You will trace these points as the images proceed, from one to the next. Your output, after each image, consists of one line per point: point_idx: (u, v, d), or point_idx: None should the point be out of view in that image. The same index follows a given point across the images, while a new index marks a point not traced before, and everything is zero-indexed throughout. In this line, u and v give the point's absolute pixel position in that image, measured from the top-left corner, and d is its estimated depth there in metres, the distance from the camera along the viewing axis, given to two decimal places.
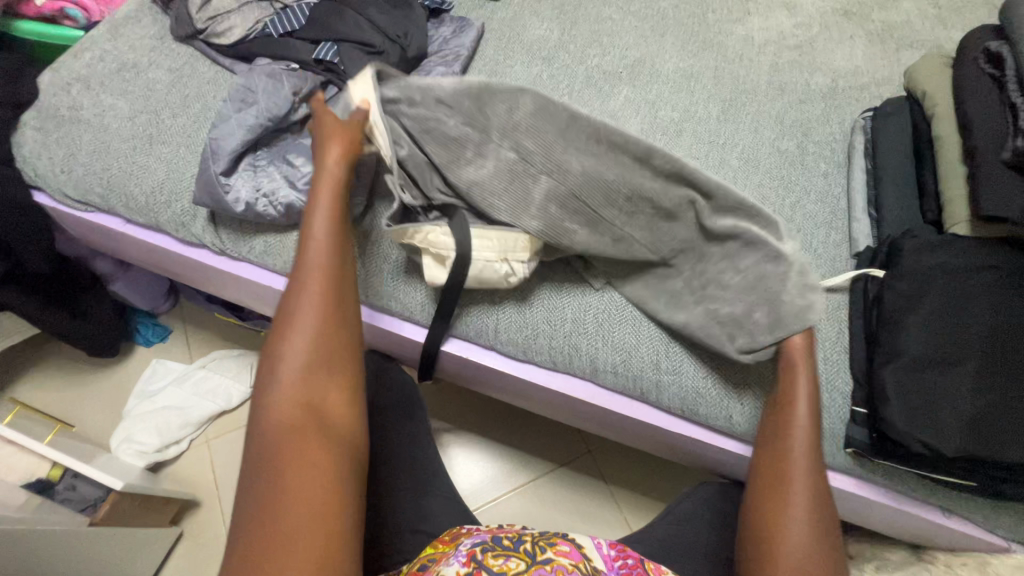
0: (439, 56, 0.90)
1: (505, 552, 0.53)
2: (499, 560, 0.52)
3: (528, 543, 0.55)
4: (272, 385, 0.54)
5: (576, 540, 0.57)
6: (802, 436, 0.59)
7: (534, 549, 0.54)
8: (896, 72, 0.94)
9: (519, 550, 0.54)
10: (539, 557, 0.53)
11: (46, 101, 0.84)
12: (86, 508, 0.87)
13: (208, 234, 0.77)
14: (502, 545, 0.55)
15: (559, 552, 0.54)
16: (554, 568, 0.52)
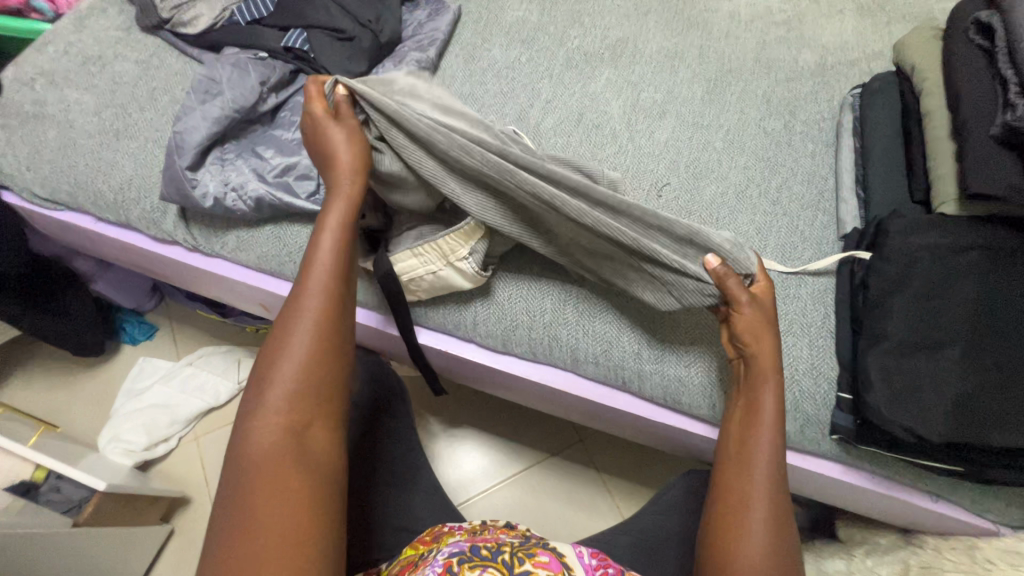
0: (414, 41, 0.87)
1: (483, 562, 0.51)
2: (475, 571, 0.50)
3: (507, 554, 0.52)
4: (266, 394, 0.53)
5: (557, 550, 0.55)
6: (767, 434, 0.57)
7: (513, 560, 0.51)
8: (887, 47, 0.91)
9: (496, 561, 0.51)
10: (516, 569, 0.50)
11: (10, 97, 0.81)
12: (70, 509, 0.86)
13: (179, 230, 0.76)
14: (480, 555, 0.52)
15: (537, 563, 0.51)
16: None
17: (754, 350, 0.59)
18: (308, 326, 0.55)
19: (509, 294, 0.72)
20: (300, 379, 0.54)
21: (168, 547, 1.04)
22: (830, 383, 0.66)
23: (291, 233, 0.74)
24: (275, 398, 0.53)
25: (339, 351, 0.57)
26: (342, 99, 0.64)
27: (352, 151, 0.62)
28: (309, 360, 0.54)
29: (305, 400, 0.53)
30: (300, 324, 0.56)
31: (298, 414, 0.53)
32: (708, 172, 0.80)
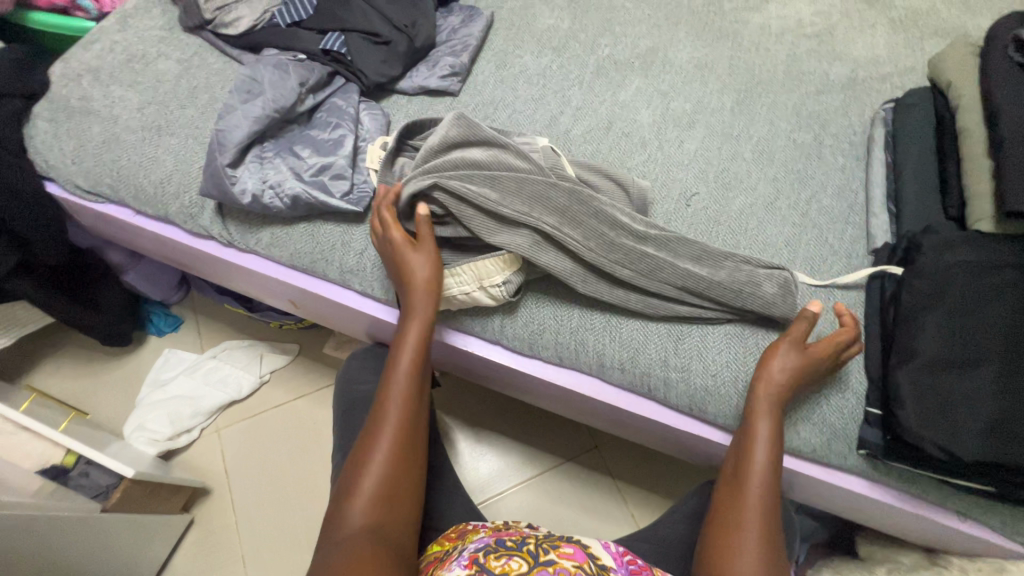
0: (448, 46, 0.88)
1: (508, 552, 0.52)
2: (501, 560, 0.51)
3: (532, 544, 0.53)
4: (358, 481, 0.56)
5: (582, 541, 0.55)
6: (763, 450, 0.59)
7: (537, 551, 0.52)
8: (920, 62, 0.91)
9: (522, 551, 0.52)
10: (541, 558, 0.51)
11: (57, 92, 0.84)
12: (98, 496, 0.88)
13: (215, 225, 0.77)
14: (505, 547, 0.53)
15: (562, 554, 0.51)
16: (557, 571, 0.49)
17: (767, 381, 0.61)
18: (395, 419, 0.60)
19: (536, 298, 0.73)
20: (383, 486, 0.56)
21: (187, 536, 1.06)
22: (858, 398, 0.65)
23: (324, 231, 0.75)
24: (366, 483, 0.56)
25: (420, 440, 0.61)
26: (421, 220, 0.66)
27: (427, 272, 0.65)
28: (394, 471, 0.57)
29: (385, 505, 0.55)
30: (381, 436, 0.59)
31: (380, 516, 0.55)
32: (736, 183, 0.80)
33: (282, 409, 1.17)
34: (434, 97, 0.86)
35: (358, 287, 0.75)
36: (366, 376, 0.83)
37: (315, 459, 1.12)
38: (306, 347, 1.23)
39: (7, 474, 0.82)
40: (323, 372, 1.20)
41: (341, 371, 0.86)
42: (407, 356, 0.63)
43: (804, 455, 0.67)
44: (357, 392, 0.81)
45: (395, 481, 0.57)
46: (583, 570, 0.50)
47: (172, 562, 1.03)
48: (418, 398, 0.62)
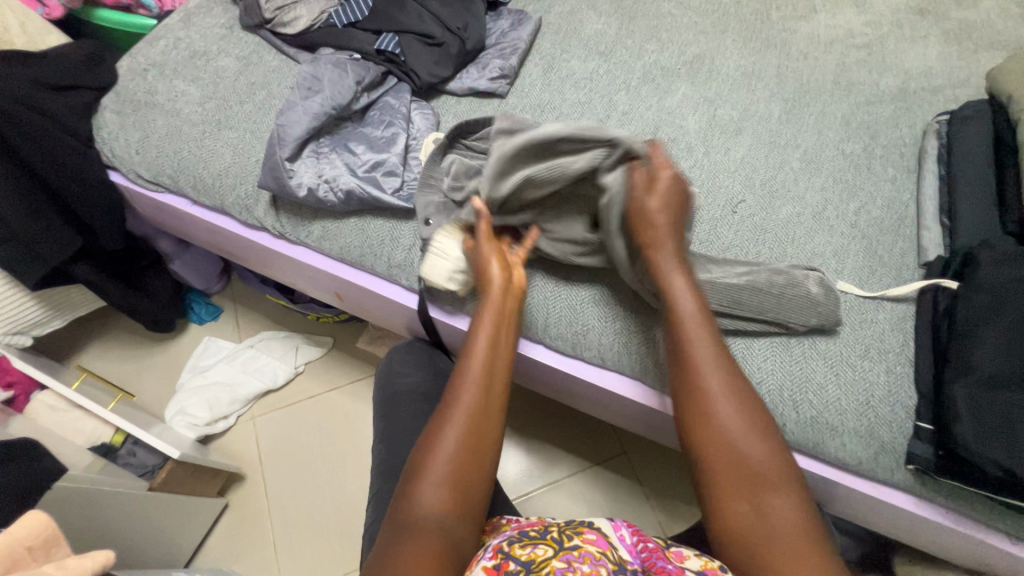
0: (497, 49, 0.90)
1: (532, 540, 0.50)
2: (526, 548, 0.49)
3: (555, 530, 0.51)
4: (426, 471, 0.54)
5: (600, 528, 0.53)
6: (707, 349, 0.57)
7: (561, 536, 0.51)
8: (975, 74, 0.89)
9: (546, 538, 0.50)
10: (566, 544, 0.49)
11: (124, 85, 0.88)
12: (147, 473, 0.94)
13: (269, 217, 0.80)
14: (528, 535, 0.51)
15: (585, 539, 0.50)
16: (580, 554, 0.48)
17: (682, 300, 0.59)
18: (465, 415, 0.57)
19: (582, 298, 0.73)
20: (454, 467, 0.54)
21: (221, 519, 1.08)
22: (907, 412, 0.64)
23: (374, 227, 0.77)
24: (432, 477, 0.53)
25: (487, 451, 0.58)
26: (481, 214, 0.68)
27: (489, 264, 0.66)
28: (463, 448, 0.55)
29: (459, 495, 0.53)
30: (454, 417, 0.57)
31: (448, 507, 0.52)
32: (784, 191, 0.80)
33: (315, 400, 1.19)
34: (482, 98, 0.88)
35: (404, 282, 0.77)
36: (406, 370, 0.84)
37: (346, 451, 1.14)
38: (340, 340, 1.25)
39: (62, 448, 0.86)
40: (356, 365, 1.22)
41: (381, 364, 0.88)
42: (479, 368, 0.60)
43: (848, 468, 0.66)
44: (398, 385, 0.82)
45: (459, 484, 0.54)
46: (607, 556, 0.48)
47: (207, 545, 1.06)
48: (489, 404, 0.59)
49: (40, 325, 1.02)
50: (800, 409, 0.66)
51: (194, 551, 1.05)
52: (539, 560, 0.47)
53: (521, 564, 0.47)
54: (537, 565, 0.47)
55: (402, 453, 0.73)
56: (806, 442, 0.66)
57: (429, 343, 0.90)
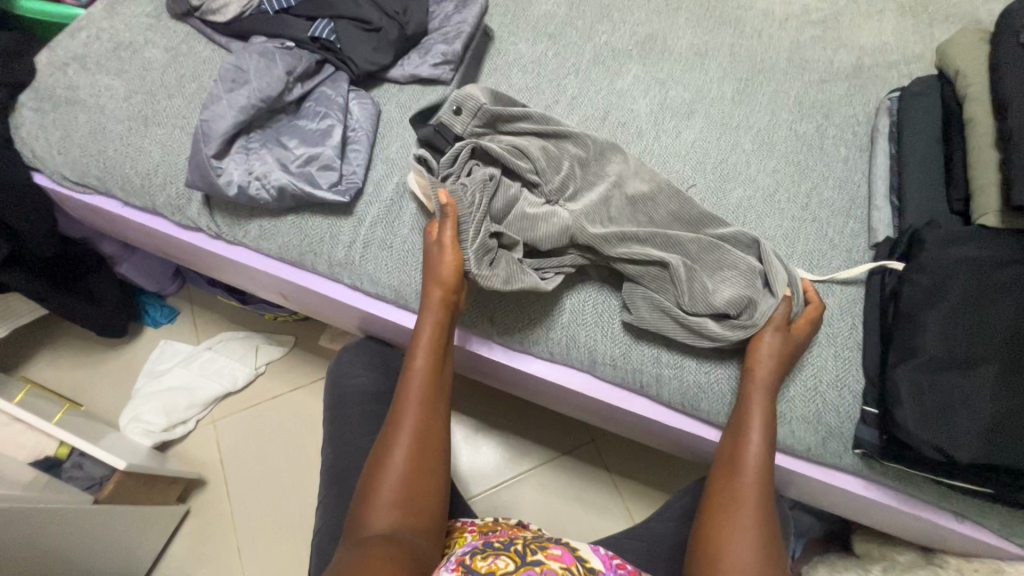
0: (440, 34, 0.85)
1: (495, 552, 0.51)
2: (487, 560, 0.50)
3: (519, 544, 0.52)
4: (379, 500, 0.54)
5: (570, 543, 0.54)
6: (758, 431, 0.59)
7: (525, 550, 0.51)
8: (929, 49, 0.88)
9: (509, 550, 0.51)
10: (528, 558, 0.50)
11: (43, 81, 0.83)
12: (92, 487, 0.89)
13: (203, 218, 0.76)
14: (491, 547, 0.52)
15: (549, 555, 0.51)
16: (543, 570, 0.49)
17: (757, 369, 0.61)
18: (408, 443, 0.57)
19: (529, 292, 0.71)
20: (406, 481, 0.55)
21: (183, 526, 1.06)
22: (854, 396, 0.64)
23: (312, 224, 0.74)
24: (382, 511, 0.53)
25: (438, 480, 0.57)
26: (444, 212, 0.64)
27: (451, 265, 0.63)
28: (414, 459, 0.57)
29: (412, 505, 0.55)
30: (403, 430, 0.58)
31: (403, 518, 0.54)
32: (735, 175, 0.78)
33: (277, 401, 1.17)
34: (426, 85, 0.84)
35: (347, 281, 0.74)
36: (356, 370, 0.82)
37: (311, 452, 1.12)
38: (301, 339, 1.22)
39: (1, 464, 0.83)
40: (319, 364, 1.20)
41: (331, 364, 0.86)
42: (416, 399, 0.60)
43: (798, 453, 0.66)
44: (348, 386, 0.80)
45: (412, 516, 0.54)
46: (570, 571, 0.50)
47: (169, 553, 1.04)
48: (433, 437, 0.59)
49: None
50: None
51: (156, 559, 1.03)
52: (499, 573, 0.48)
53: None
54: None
55: (350, 457, 0.72)
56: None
57: (382, 341, 0.88)
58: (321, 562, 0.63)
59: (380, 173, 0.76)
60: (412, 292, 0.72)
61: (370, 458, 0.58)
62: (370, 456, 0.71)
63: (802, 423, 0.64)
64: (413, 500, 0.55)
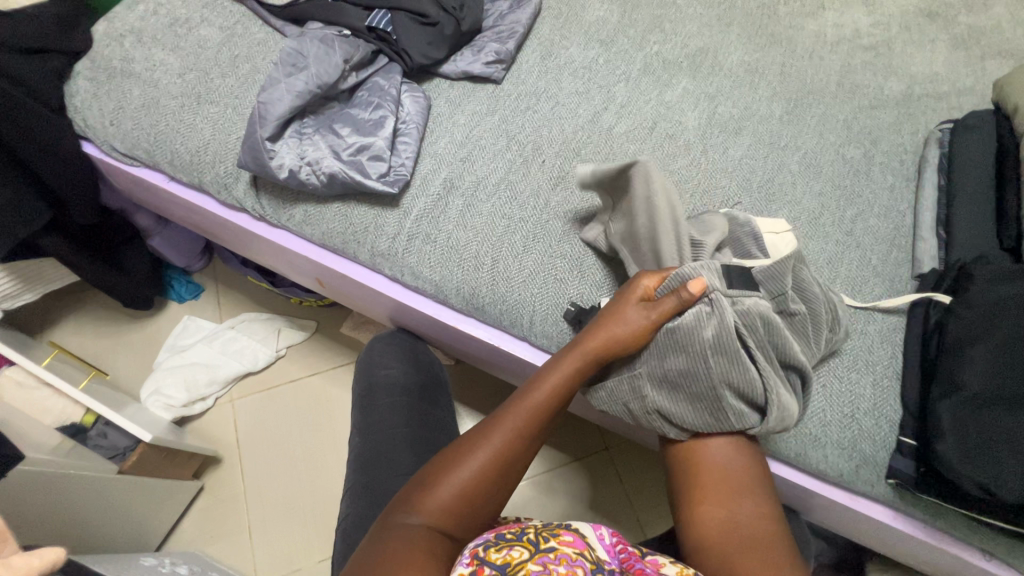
0: (494, 32, 0.87)
1: (508, 542, 0.47)
2: (502, 553, 0.45)
3: (531, 532, 0.48)
4: (435, 494, 0.52)
5: (579, 529, 0.50)
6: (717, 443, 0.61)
7: (537, 538, 0.47)
8: (980, 82, 0.87)
9: (522, 539, 0.47)
10: (542, 546, 0.46)
11: (99, 52, 0.84)
12: (115, 457, 0.92)
13: (249, 198, 0.77)
14: (504, 537, 0.47)
15: (562, 541, 0.47)
16: (558, 557, 0.45)
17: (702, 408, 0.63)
18: (483, 459, 0.54)
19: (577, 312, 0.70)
20: (471, 489, 0.53)
21: (197, 502, 1.07)
22: (891, 426, 0.64)
23: (358, 213, 0.75)
24: (432, 510, 0.51)
25: (488, 499, 0.54)
26: (681, 295, 0.57)
27: (633, 337, 0.58)
28: (488, 472, 0.54)
29: (465, 512, 0.52)
30: (491, 442, 0.55)
31: (455, 525, 0.52)
32: (781, 195, 0.78)
33: (296, 384, 1.17)
34: (476, 83, 0.84)
35: (387, 272, 0.75)
36: (388, 361, 0.83)
37: (327, 438, 1.12)
38: (323, 324, 1.22)
39: (28, 428, 0.83)
40: (340, 351, 1.20)
41: (363, 353, 0.87)
42: (512, 428, 0.56)
43: (829, 479, 0.66)
44: (379, 376, 0.81)
45: (458, 522, 0.52)
46: (584, 557, 0.46)
47: (180, 527, 1.04)
48: (507, 474, 0.55)
49: (10, 299, 0.97)
50: None
51: (166, 534, 1.03)
52: (515, 565, 0.44)
53: (497, 569, 0.44)
54: (513, 571, 0.44)
55: (379, 445, 0.72)
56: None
57: (414, 336, 0.90)
58: (345, 552, 0.63)
59: (429, 167, 0.77)
60: (453, 288, 0.72)
61: (438, 461, 0.56)
62: (399, 447, 0.71)
63: (834, 453, 0.64)
64: (466, 512, 0.52)
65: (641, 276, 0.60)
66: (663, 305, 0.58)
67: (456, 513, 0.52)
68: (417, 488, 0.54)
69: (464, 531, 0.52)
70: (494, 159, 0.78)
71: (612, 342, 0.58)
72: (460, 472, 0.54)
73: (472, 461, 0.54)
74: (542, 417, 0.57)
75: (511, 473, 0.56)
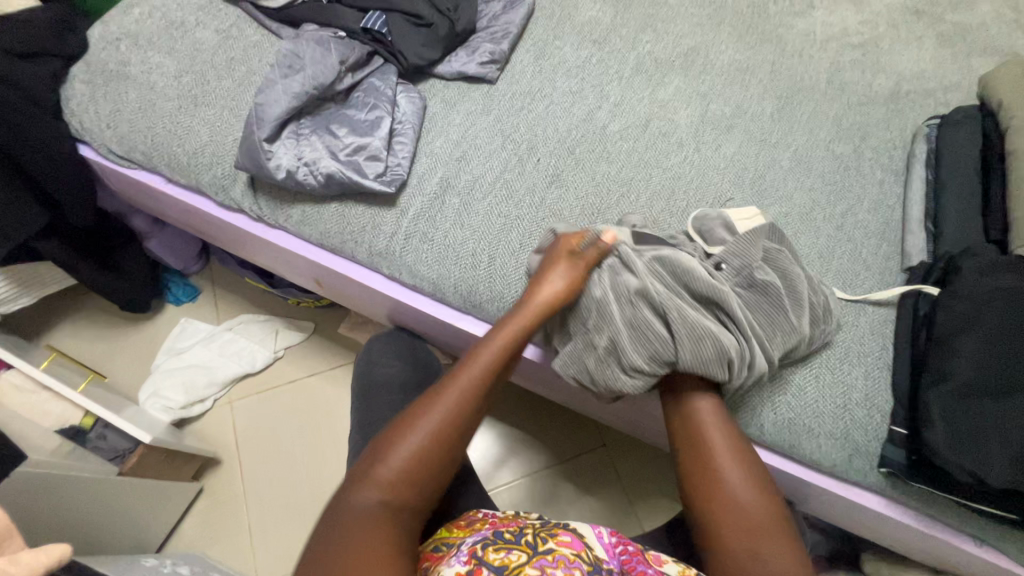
0: (488, 33, 0.87)
1: (506, 544, 0.48)
2: (500, 553, 0.47)
3: (529, 534, 0.49)
4: (388, 460, 0.54)
5: (578, 530, 0.51)
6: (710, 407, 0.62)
7: (535, 540, 0.48)
8: (966, 79, 0.89)
9: (520, 542, 0.48)
10: (540, 549, 0.47)
11: (95, 55, 0.84)
12: (116, 458, 0.92)
13: (247, 199, 0.77)
14: (502, 538, 0.49)
15: (560, 542, 0.48)
16: (555, 560, 0.46)
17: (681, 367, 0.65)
18: (434, 416, 0.56)
19: None
20: (424, 449, 0.55)
21: (196, 503, 1.07)
22: (883, 416, 0.65)
23: (356, 212, 0.75)
24: (386, 477, 0.53)
25: (443, 454, 0.55)
26: (599, 247, 0.65)
27: (563, 291, 0.62)
28: (441, 429, 0.56)
29: (421, 475, 0.54)
30: (442, 402, 0.57)
31: (410, 489, 0.53)
32: (773, 191, 0.79)
33: (294, 385, 1.18)
34: (471, 83, 0.85)
35: (385, 271, 0.75)
36: (388, 360, 0.84)
37: (326, 438, 1.13)
38: (321, 325, 1.23)
39: (28, 431, 0.83)
40: (338, 351, 1.21)
41: (361, 352, 0.88)
42: (461, 385, 0.58)
43: (823, 469, 0.67)
44: (378, 375, 0.82)
45: (412, 486, 0.53)
46: (582, 558, 0.47)
47: (180, 528, 1.04)
48: (460, 427, 0.57)
49: (7, 303, 0.97)
50: (778, 411, 0.66)
51: (166, 536, 1.03)
52: (512, 567, 0.45)
53: (493, 569, 0.45)
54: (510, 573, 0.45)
55: None
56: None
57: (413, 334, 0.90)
58: None
59: (425, 166, 0.78)
60: (450, 287, 0.73)
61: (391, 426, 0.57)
62: None
63: (827, 443, 0.65)
64: (420, 475, 0.54)
65: (563, 236, 0.66)
66: (588, 259, 0.64)
67: (410, 477, 0.53)
68: (371, 458, 0.55)
69: (420, 497, 0.54)
70: (490, 158, 0.79)
71: (547, 295, 0.62)
72: (413, 434, 0.55)
73: (423, 420, 0.56)
74: (489, 369, 0.59)
75: (464, 429, 0.57)
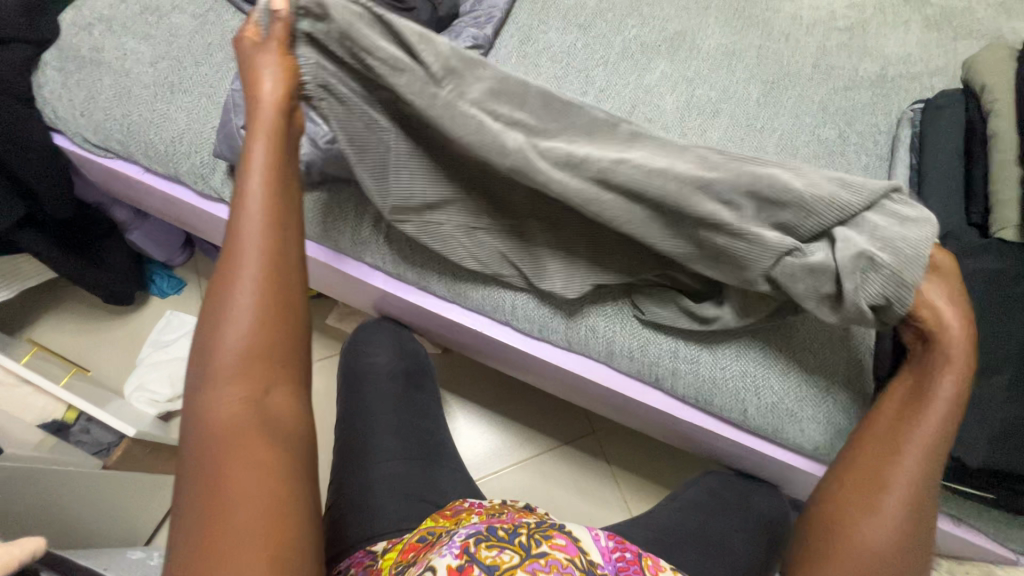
0: (472, 17, 0.86)
1: (499, 542, 0.48)
2: (493, 552, 0.47)
3: (523, 535, 0.49)
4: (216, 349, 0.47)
5: (572, 533, 0.51)
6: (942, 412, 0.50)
7: (529, 541, 0.48)
8: (952, 63, 0.89)
9: (514, 542, 0.48)
10: (533, 551, 0.47)
11: (67, 41, 0.82)
12: (101, 451, 0.91)
13: (226, 187, 0.76)
14: (496, 535, 0.49)
15: (554, 545, 0.48)
16: (548, 563, 0.46)
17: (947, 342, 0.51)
18: (240, 276, 0.48)
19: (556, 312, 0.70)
20: (245, 315, 0.48)
21: None
22: (862, 397, 0.65)
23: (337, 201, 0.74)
24: (220, 367, 0.46)
25: (271, 299, 0.49)
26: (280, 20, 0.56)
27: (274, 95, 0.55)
28: (253, 285, 0.48)
29: (258, 344, 0.47)
30: (239, 264, 0.49)
31: (252, 363, 0.47)
32: None
33: None
34: None
35: (367, 258, 0.74)
36: (372, 350, 0.83)
37: None
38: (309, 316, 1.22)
39: (8, 426, 0.82)
40: (327, 342, 1.20)
41: (347, 342, 0.87)
42: (253, 225, 0.50)
43: (806, 453, 0.67)
44: (364, 365, 0.82)
45: (248, 357, 0.47)
46: (575, 564, 0.47)
47: None
48: (275, 266, 0.50)
49: None
50: (762, 396, 0.66)
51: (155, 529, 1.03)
52: (505, 568, 0.45)
53: (485, 569, 0.45)
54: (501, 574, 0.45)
55: (366, 433, 0.73)
56: (694, 397, 0.68)
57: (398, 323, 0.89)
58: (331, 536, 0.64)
59: None
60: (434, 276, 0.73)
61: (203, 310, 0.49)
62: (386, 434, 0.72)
63: (808, 422, 0.65)
64: (259, 345, 0.47)
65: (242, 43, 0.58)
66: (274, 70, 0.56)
67: (247, 349, 0.47)
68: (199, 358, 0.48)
69: (271, 370, 0.48)
70: None
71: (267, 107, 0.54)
72: (229, 307, 0.48)
73: (235, 286, 0.48)
74: (274, 189, 0.52)
75: (283, 268, 0.50)
